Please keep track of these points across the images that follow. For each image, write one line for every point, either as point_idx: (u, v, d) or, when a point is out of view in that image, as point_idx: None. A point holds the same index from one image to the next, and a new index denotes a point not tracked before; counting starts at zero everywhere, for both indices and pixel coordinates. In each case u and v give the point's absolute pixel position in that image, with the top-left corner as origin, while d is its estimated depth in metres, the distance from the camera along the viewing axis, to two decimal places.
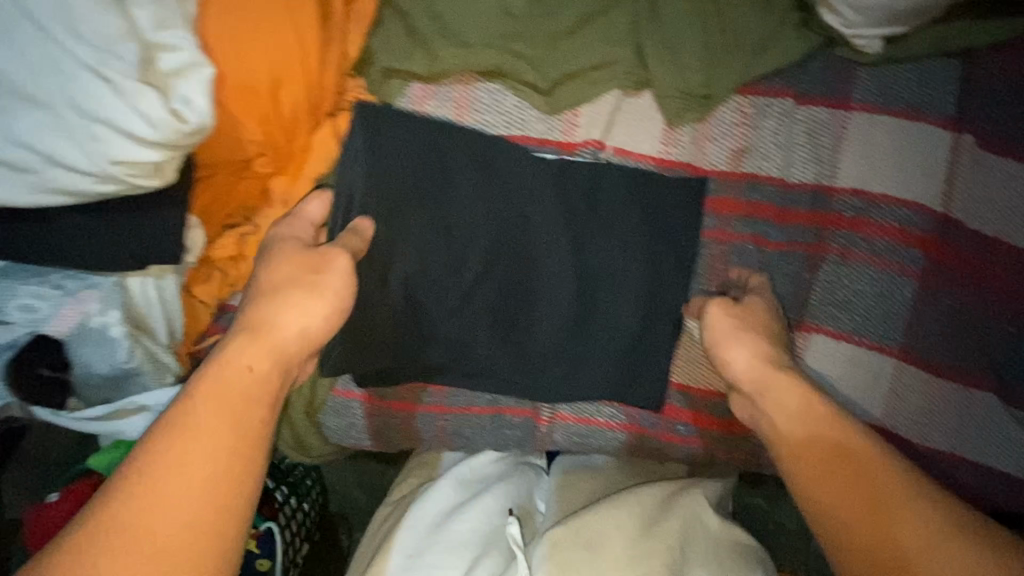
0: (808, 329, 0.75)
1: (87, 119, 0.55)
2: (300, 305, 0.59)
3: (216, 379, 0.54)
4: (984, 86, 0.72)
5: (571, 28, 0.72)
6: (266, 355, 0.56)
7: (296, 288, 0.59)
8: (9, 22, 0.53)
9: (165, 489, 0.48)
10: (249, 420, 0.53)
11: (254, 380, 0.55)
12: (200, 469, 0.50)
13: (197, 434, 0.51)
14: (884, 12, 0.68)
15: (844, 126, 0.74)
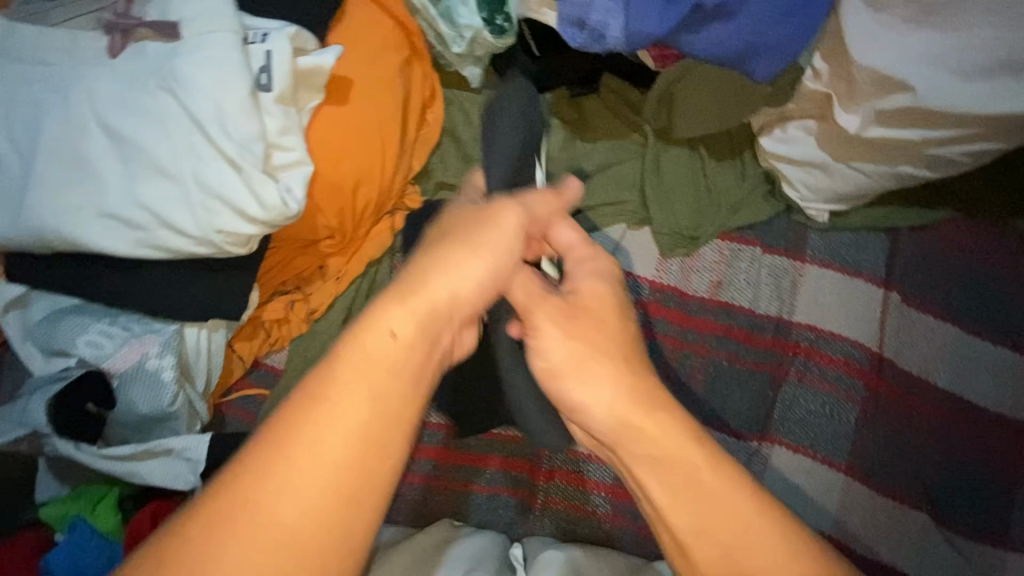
0: (771, 439, 0.87)
1: (208, 194, 0.66)
2: (450, 273, 0.49)
3: (355, 349, 0.43)
4: (907, 256, 0.92)
5: (590, 172, 0.92)
6: (409, 319, 0.45)
7: (454, 247, 0.50)
8: (165, 112, 0.64)
9: (283, 496, 0.38)
10: (384, 408, 0.42)
11: (399, 351, 0.44)
12: (324, 471, 0.39)
13: (324, 424, 0.40)
14: (829, 192, 0.89)
15: (800, 274, 0.92)
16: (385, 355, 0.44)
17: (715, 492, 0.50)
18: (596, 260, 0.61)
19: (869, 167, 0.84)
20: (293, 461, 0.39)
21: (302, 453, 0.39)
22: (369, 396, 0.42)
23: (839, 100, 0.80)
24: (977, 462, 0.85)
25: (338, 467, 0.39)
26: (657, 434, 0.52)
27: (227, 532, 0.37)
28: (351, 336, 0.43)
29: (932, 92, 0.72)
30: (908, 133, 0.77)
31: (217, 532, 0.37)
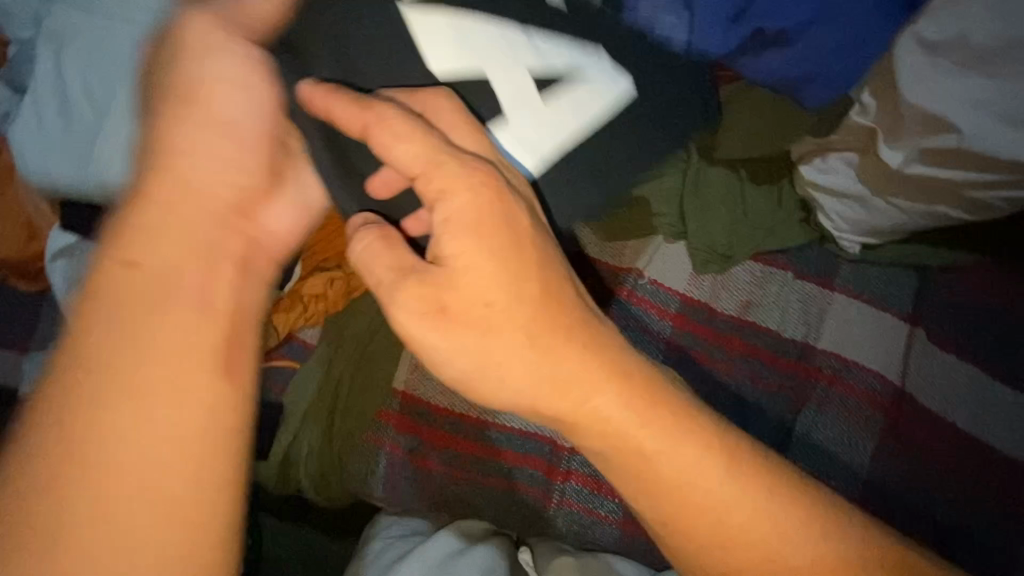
0: (788, 464, 0.87)
1: None
2: (173, 185, 0.56)
3: (120, 279, 0.51)
4: (934, 294, 0.94)
5: (632, 182, 0.95)
6: (153, 248, 0.53)
7: (221, 138, 0.60)
8: None
9: (128, 442, 0.47)
10: (174, 351, 0.51)
11: (164, 283, 0.52)
12: (140, 412, 0.48)
13: (115, 353, 0.49)
14: (866, 226, 0.90)
15: (828, 302, 0.93)
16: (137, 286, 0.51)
17: (691, 493, 0.54)
18: (459, 188, 0.52)
19: (908, 205, 0.85)
20: (102, 403, 0.47)
21: (104, 390, 0.48)
22: (137, 329, 0.50)
23: (884, 134, 0.81)
24: (988, 504, 0.86)
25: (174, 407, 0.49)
26: (612, 416, 0.54)
27: (97, 480, 0.46)
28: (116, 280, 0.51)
29: (978, 136, 0.74)
30: (949, 174, 0.79)
31: (74, 475, 0.46)
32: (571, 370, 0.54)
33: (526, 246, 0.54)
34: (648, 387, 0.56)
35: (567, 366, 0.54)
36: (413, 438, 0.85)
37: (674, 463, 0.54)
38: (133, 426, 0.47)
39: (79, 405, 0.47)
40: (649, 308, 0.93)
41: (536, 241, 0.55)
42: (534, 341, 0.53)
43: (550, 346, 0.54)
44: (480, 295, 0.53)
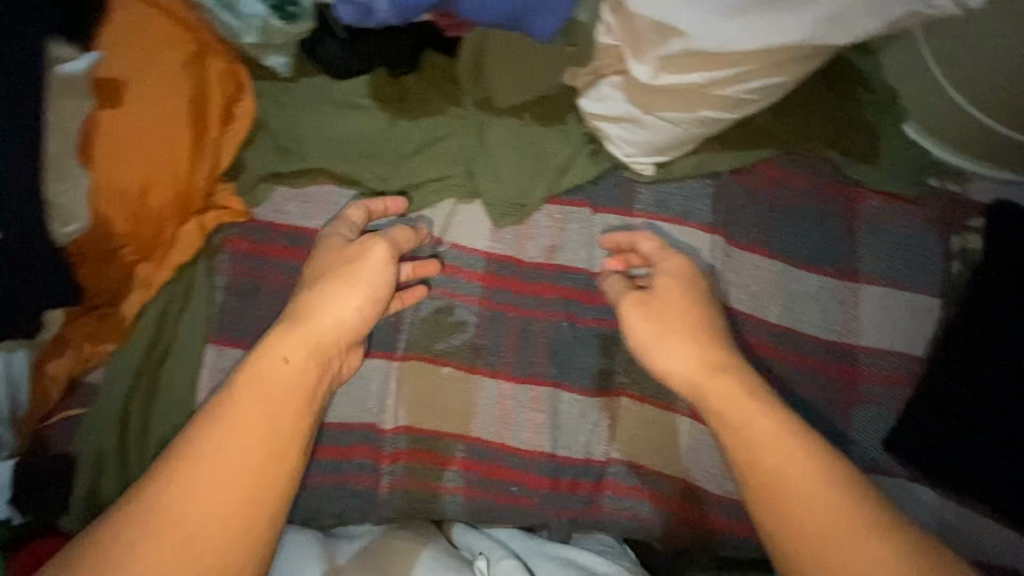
0: (614, 393, 0.93)
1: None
2: (333, 309, 0.75)
3: (255, 368, 0.70)
4: (733, 199, 0.94)
5: (414, 149, 0.91)
6: (301, 348, 0.72)
7: (334, 279, 0.76)
8: None
9: (231, 418, 0.67)
10: (311, 369, 0.72)
11: (288, 369, 0.70)
12: (259, 398, 0.68)
13: (237, 423, 0.66)
14: (650, 145, 0.91)
15: (631, 229, 0.94)
16: (327, 315, 0.74)
17: (782, 448, 0.70)
18: (673, 259, 0.86)
19: (675, 116, 0.85)
20: (198, 456, 0.65)
21: (257, 373, 0.69)
22: (319, 346, 0.73)
23: (630, 50, 0.80)
24: (809, 390, 0.90)
25: (276, 407, 0.68)
26: (753, 412, 0.72)
27: (182, 498, 0.62)
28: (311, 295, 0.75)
29: (702, 32, 0.72)
30: (692, 78, 0.78)
31: (166, 508, 0.62)
32: (724, 356, 0.77)
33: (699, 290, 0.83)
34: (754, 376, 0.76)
35: (711, 357, 0.77)
36: None
37: (739, 415, 0.73)
38: (256, 399, 0.68)
39: (231, 396, 0.68)
40: (456, 274, 0.91)
41: (703, 290, 0.83)
42: (688, 339, 0.78)
43: (673, 345, 0.79)
44: (670, 304, 0.81)
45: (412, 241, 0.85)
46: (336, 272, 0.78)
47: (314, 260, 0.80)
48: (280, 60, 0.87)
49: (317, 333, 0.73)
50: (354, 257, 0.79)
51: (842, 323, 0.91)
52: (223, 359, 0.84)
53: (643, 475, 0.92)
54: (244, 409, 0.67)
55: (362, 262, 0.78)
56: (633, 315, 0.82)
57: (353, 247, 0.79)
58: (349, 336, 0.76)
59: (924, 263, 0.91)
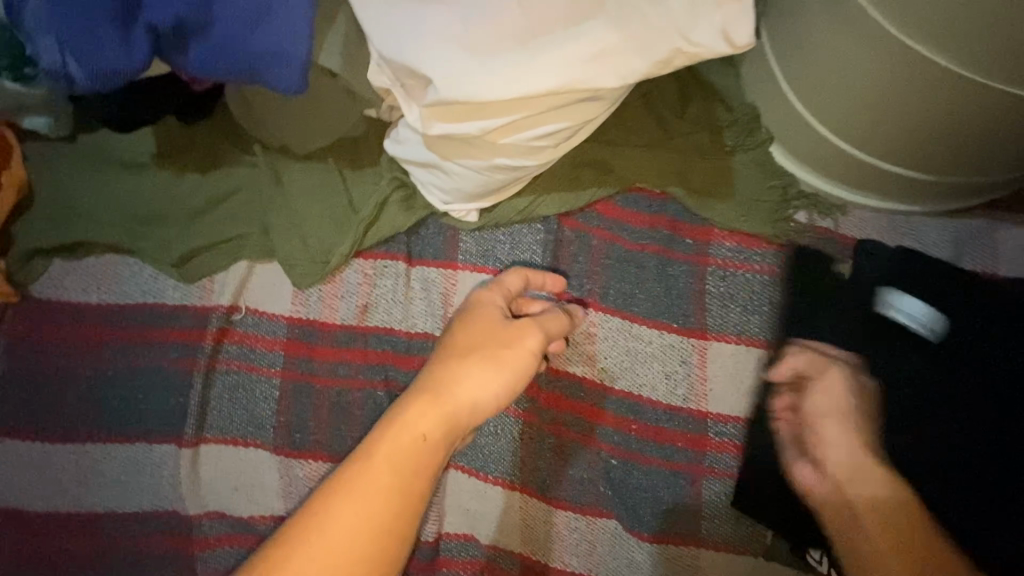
0: (442, 466, 0.83)
1: None
2: (473, 388, 0.67)
3: (398, 439, 0.62)
4: (567, 246, 0.83)
5: (203, 208, 0.83)
6: (436, 421, 0.64)
7: (480, 354, 0.69)
8: None
9: (361, 482, 0.60)
10: (441, 448, 0.64)
11: (428, 447, 0.63)
12: (394, 476, 0.61)
13: (366, 488, 0.59)
14: (462, 193, 0.79)
15: (453, 282, 0.84)
16: (471, 390, 0.67)
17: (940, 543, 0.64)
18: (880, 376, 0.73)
19: (471, 163, 0.74)
20: (321, 517, 0.58)
21: (392, 443, 0.62)
22: (452, 419, 0.65)
23: (400, 91, 0.68)
24: (653, 457, 0.81)
25: (406, 484, 0.61)
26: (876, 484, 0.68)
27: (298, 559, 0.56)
28: (463, 369, 0.67)
29: (448, 79, 0.60)
30: (465, 127, 0.67)
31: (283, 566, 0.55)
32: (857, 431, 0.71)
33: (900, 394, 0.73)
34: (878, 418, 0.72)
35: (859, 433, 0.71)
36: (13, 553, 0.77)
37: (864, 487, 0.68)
38: (392, 473, 0.61)
39: (358, 461, 0.61)
40: (255, 343, 0.82)
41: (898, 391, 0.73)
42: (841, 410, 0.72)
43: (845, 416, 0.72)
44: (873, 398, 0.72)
45: (563, 326, 0.76)
46: (485, 345, 0.69)
47: (466, 329, 0.71)
48: (39, 120, 0.78)
49: (455, 408, 0.66)
50: (504, 337, 0.70)
51: (687, 381, 0.81)
52: (4, 450, 0.78)
53: (479, 548, 0.83)
54: (377, 482, 0.60)
55: (512, 342, 0.70)
56: (818, 393, 0.73)
57: (517, 327, 0.71)
58: (479, 418, 0.68)
59: (779, 310, 0.80)
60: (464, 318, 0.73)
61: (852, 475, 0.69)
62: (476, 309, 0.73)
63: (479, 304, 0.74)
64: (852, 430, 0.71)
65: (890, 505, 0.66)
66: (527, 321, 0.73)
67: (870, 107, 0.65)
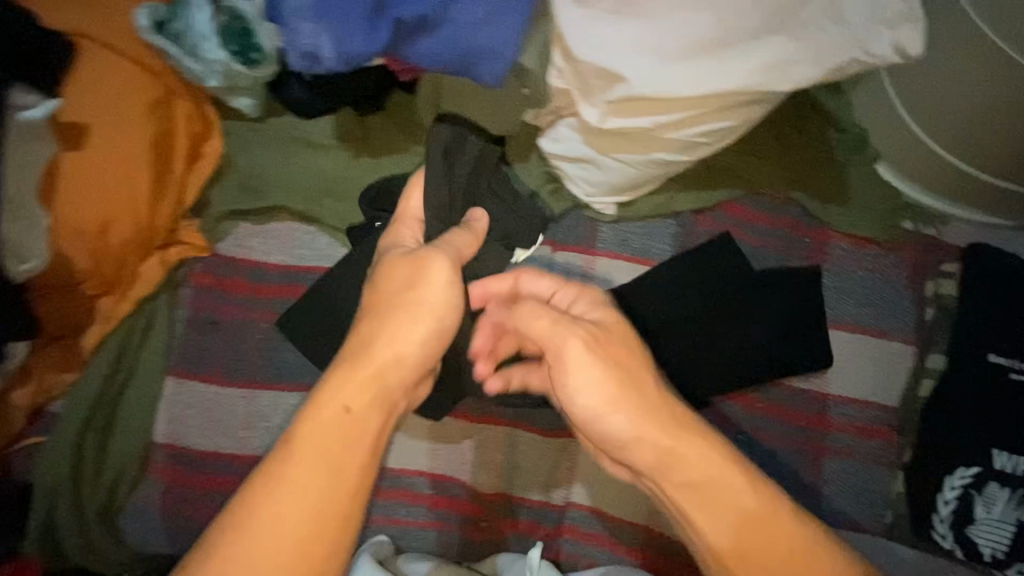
0: (574, 435, 0.90)
1: None
2: (393, 343, 0.63)
3: (319, 419, 0.59)
4: (697, 238, 0.92)
5: None
6: (357, 391, 0.61)
7: (397, 306, 0.63)
8: None
9: (296, 473, 0.57)
10: (374, 416, 0.61)
11: (352, 419, 0.60)
12: (320, 444, 0.58)
13: (288, 476, 0.57)
14: (610, 187, 0.90)
15: (592, 267, 0.93)
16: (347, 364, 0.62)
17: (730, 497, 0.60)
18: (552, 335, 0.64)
19: (629, 157, 0.84)
20: (247, 504, 0.56)
21: (311, 419, 0.59)
22: (380, 381, 0.62)
23: (580, 93, 0.80)
24: (778, 438, 0.87)
25: (336, 465, 0.58)
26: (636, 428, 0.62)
27: (256, 546, 0.54)
28: (367, 322, 0.64)
29: (641, 79, 0.72)
30: (642, 122, 0.78)
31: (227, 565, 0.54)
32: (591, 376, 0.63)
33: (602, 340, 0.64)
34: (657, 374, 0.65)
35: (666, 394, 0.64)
36: (184, 488, 0.84)
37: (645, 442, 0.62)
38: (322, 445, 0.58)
39: (278, 449, 0.59)
40: None
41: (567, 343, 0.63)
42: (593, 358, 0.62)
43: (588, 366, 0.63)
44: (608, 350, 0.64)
45: (474, 248, 0.72)
46: (402, 297, 0.64)
47: (382, 276, 0.66)
48: (246, 101, 0.90)
49: (375, 367, 0.62)
50: (412, 277, 0.65)
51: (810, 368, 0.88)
52: (185, 391, 0.86)
53: (600, 523, 0.90)
54: (299, 475, 0.57)
55: (423, 270, 0.65)
56: (594, 367, 0.62)
57: (422, 252, 0.66)
58: (414, 372, 0.64)
59: (894, 307, 0.88)
60: (381, 258, 0.68)
61: (665, 463, 0.61)
62: (386, 256, 0.69)
63: (387, 246, 0.73)
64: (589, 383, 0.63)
65: (709, 473, 0.60)
66: (443, 248, 0.67)
67: (988, 124, 0.76)
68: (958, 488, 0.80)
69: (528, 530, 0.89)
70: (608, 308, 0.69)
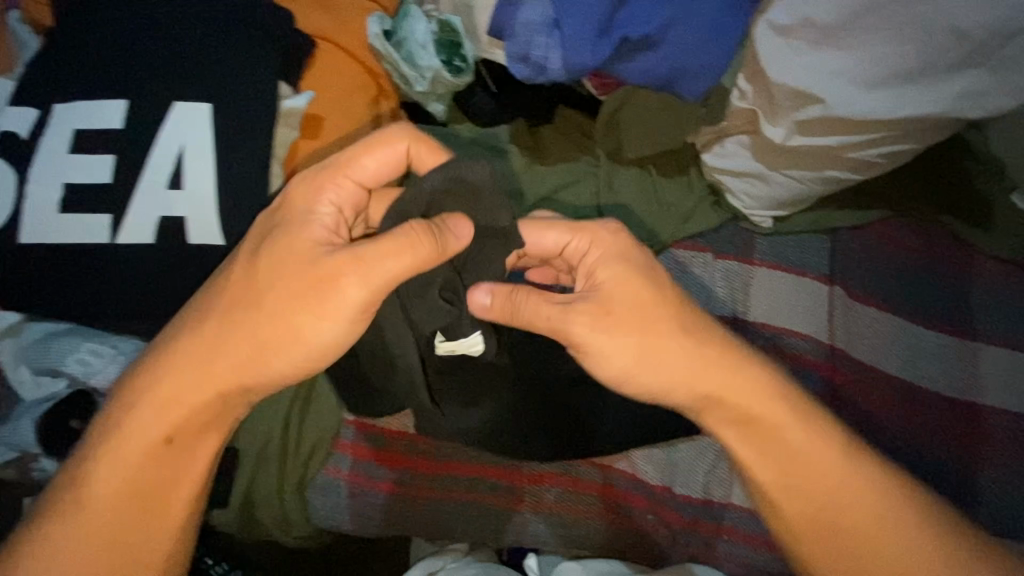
0: None
1: (170, 194, 0.69)
2: (292, 355, 0.64)
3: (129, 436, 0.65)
4: (848, 254, 0.99)
5: (549, 192, 1.00)
6: (170, 405, 0.65)
7: (283, 318, 0.63)
8: (176, 130, 0.70)
9: (110, 488, 0.65)
10: (205, 435, 0.67)
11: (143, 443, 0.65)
12: (139, 450, 0.65)
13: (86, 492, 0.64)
14: (772, 201, 0.96)
15: (751, 276, 0.98)
16: (199, 354, 0.65)
17: (771, 431, 0.71)
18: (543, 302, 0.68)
19: (800, 173, 0.91)
20: (63, 521, 0.64)
21: (131, 423, 0.65)
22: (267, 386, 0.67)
23: (764, 114, 0.88)
24: (935, 447, 0.90)
25: (127, 479, 0.65)
26: (678, 380, 0.71)
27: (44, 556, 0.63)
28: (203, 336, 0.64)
29: (839, 101, 0.81)
30: (827, 140, 0.85)
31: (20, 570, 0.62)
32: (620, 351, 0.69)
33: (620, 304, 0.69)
34: (689, 307, 0.72)
35: (711, 338, 0.72)
36: (369, 464, 0.87)
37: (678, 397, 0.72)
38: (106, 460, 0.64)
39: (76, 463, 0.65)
40: None
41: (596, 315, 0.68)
42: (598, 331, 0.68)
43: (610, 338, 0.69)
44: (613, 309, 0.69)
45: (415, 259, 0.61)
46: (261, 318, 0.63)
47: (282, 282, 0.62)
48: (439, 107, 0.97)
49: (221, 377, 0.65)
50: (327, 288, 0.61)
51: (961, 379, 0.93)
52: None
53: (759, 524, 0.89)
54: (96, 491, 0.64)
55: (327, 293, 0.61)
56: (598, 338, 0.68)
57: (330, 269, 0.61)
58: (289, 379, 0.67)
59: None
60: (268, 241, 0.64)
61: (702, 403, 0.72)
62: (291, 239, 0.63)
63: (297, 223, 0.64)
64: (610, 343, 0.69)
65: (740, 401, 0.71)
66: (358, 253, 0.61)
67: None
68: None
69: (691, 529, 0.90)
70: (592, 231, 0.71)
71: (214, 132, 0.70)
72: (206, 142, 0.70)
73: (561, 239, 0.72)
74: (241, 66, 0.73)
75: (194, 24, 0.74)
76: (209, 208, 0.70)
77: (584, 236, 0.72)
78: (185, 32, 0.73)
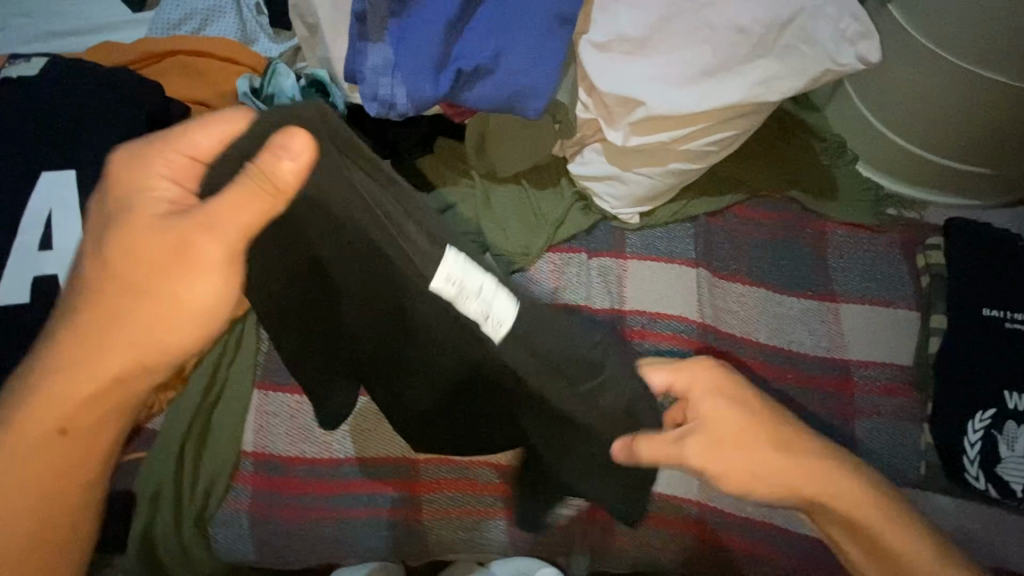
0: None
1: (37, 256, 0.76)
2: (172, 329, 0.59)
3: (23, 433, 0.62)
4: (712, 238, 1.06)
5: None
6: (61, 389, 0.61)
7: (160, 280, 0.57)
8: (42, 199, 0.77)
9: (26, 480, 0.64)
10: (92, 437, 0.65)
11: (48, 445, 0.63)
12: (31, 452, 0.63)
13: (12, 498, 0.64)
14: (633, 199, 1.04)
15: (624, 269, 1.05)
16: (79, 351, 0.60)
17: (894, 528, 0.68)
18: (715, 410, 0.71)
19: (648, 171, 0.99)
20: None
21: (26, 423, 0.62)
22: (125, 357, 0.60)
23: (605, 121, 0.96)
24: (816, 406, 0.94)
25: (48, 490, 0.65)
26: (830, 490, 0.68)
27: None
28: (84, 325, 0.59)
29: (659, 99, 0.88)
30: (659, 137, 0.93)
31: None
32: (768, 479, 0.68)
33: (767, 425, 0.70)
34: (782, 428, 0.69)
35: (771, 446, 0.69)
36: (270, 492, 0.90)
37: (830, 498, 0.69)
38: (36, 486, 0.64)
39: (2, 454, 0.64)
40: None
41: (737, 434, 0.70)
42: (720, 455, 0.69)
43: (726, 461, 0.69)
44: (723, 433, 0.69)
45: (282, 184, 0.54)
46: (139, 294, 0.58)
47: (144, 241, 0.56)
48: None
49: (109, 370, 0.60)
50: (185, 252, 0.55)
51: (831, 337, 0.99)
52: (268, 402, 0.93)
53: (656, 503, 0.93)
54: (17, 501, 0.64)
55: (193, 256, 0.56)
56: (714, 470, 0.69)
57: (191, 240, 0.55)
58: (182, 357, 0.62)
59: (893, 280, 1.01)
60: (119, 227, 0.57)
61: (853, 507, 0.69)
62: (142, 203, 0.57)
63: (143, 203, 0.56)
64: (738, 473, 0.69)
65: (856, 510, 0.69)
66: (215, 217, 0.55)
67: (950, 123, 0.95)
68: (981, 430, 0.88)
69: (594, 518, 0.93)
70: (686, 366, 0.74)
71: (77, 194, 0.78)
72: (70, 207, 0.77)
73: (662, 378, 0.74)
74: (103, 134, 0.81)
75: (55, 102, 0.82)
76: (76, 264, 0.77)
77: (682, 373, 0.74)
78: (47, 111, 0.81)
